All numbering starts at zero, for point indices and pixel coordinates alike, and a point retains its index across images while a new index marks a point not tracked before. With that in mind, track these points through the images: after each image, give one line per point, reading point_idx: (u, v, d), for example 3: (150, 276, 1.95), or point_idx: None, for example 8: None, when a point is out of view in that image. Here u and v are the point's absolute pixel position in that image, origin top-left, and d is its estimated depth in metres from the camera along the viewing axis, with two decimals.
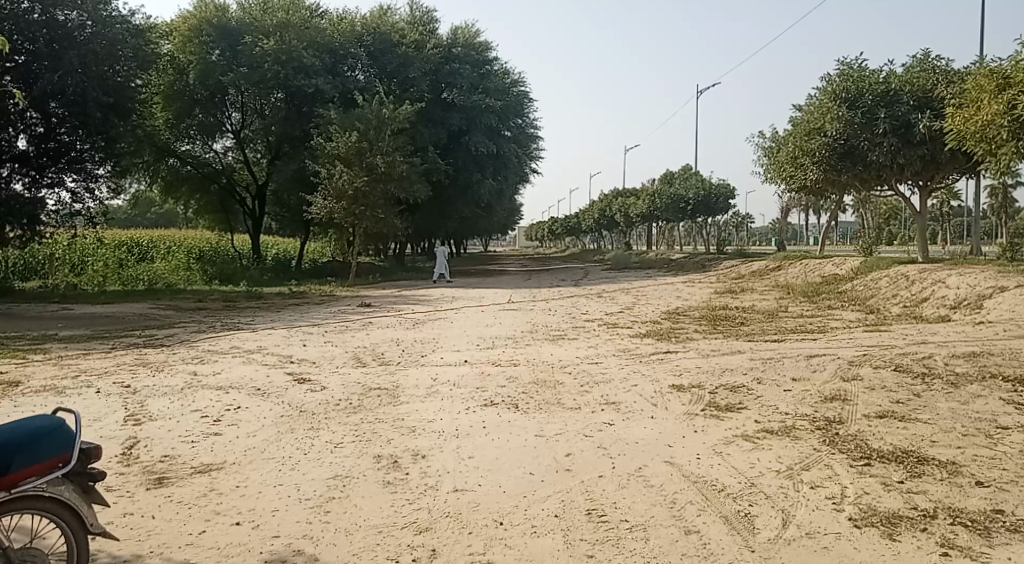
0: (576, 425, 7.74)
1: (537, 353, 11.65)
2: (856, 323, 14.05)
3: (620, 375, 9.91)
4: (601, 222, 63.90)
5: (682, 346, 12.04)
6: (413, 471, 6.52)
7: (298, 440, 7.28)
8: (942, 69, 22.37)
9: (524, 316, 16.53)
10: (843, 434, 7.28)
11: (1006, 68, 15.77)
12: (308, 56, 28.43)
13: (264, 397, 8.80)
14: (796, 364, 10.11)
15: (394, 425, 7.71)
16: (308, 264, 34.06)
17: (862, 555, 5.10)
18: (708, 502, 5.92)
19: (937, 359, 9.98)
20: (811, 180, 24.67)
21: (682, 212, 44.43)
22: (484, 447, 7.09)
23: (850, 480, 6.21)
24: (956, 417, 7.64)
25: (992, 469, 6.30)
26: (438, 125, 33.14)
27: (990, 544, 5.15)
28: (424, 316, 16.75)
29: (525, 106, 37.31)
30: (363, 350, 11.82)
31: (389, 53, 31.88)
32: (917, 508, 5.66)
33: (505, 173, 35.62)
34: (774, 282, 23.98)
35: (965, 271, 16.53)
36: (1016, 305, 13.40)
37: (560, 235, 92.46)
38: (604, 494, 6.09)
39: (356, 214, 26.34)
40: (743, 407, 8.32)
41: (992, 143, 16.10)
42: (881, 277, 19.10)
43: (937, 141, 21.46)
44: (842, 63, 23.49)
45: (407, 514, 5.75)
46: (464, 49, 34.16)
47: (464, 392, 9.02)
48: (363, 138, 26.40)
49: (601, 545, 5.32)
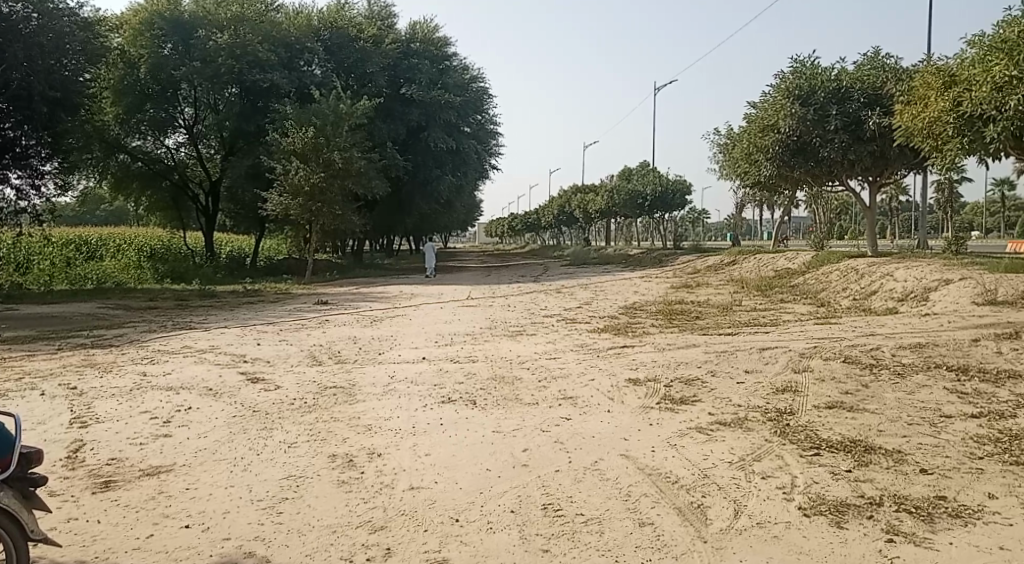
0: (534, 420, 7.76)
1: (496, 349, 11.67)
2: (807, 316, 14.33)
3: (577, 370, 9.98)
4: (561, 218, 64.23)
5: (640, 340, 12.12)
6: (369, 470, 6.47)
7: (250, 440, 7.19)
8: (891, 67, 22.98)
9: (482, 313, 16.49)
10: (794, 425, 7.41)
11: (953, 66, 16.48)
12: (263, 50, 27.99)
13: (216, 397, 8.67)
14: (749, 356, 10.26)
15: (350, 424, 7.64)
16: (263, 261, 33.62)
17: (810, 544, 5.19)
18: (662, 494, 5.99)
19: (884, 350, 10.21)
20: (765, 176, 25.08)
21: (640, 208, 44.85)
22: (441, 444, 7.06)
23: (800, 469, 6.32)
24: (902, 407, 7.84)
25: (936, 457, 6.46)
26: (396, 122, 32.91)
27: (933, 529, 5.28)
28: (383, 312, 16.70)
29: (485, 101, 37.25)
30: (319, 349, 11.70)
31: (346, 48, 31.52)
32: (864, 496, 5.79)
33: (465, 170, 35.59)
34: (729, 276, 24.30)
35: (912, 264, 16.95)
36: (961, 297, 13.76)
37: (520, 231, 92.51)
38: (560, 488, 6.11)
39: (312, 211, 26.08)
40: (698, 399, 8.43)
41: (938, 140, 16.50)
42: (832, 271, 19.47)
43: (887, 137, 22.03)
44: (795, 61, 23.92)
45: (362, 513, 5.70)
46: (422, 45, 34.10)
47: (422, 390, 8.99)
48: (320, 135, 26.11)
49: (557, 539, 5.34)
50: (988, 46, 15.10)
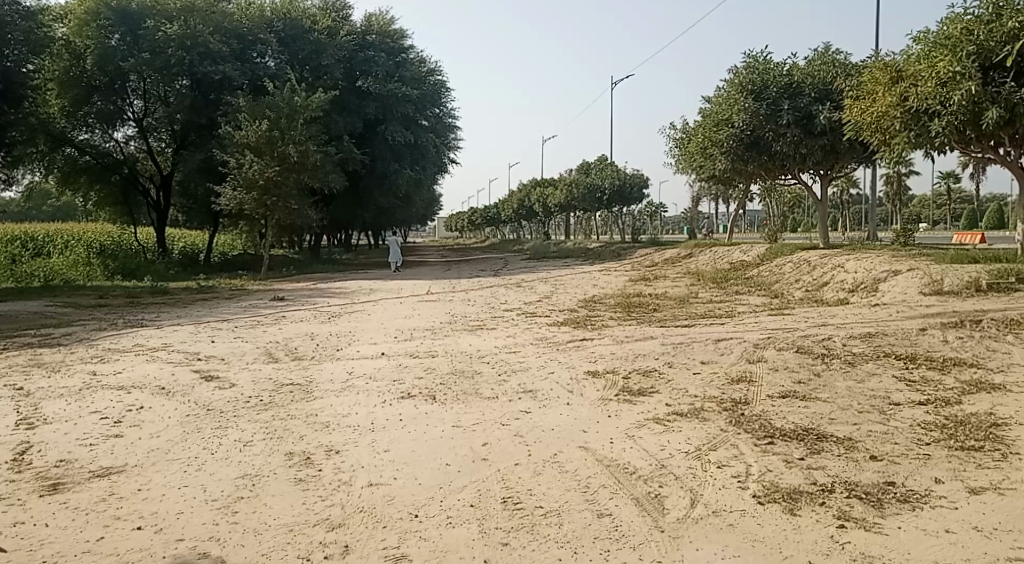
0: (493, 414, 7.76)
1: (455, 343, 11.66)
2: (762, 307, 14.57)
3: (537, 363, 10.01)
4: (521, 212, 64.29)
5: (598, 333, 12.20)
6: (326, 467, 6.41)
7: (204, 439, 7.07)
8: (840, 63, 23.44)
9: (442, 307, 16.43)
10: (748, 414, 7.53)
11: (900, 62, 16.81)
12: (214, 41, 27.48)
13: (169, 396, 8.51)
14: (705, 348, 10.39)
15: (307, 422, 7.56)
16: (217, 257, 33.07)
17: (765, 531, 5.29)
18: (621, 484, 6.04)
19: (835, 340, 10.42)
20: (719, 170, 25.38)
21: (598, 202, 45.07)
22: (400, 440, 7.02)
23: (755, 458, 6.42)
24: (853, 395, 8.01)
25: (885, 443, 6.62)
26: (353, 115, 32.57)
27: (882, 514, 5.41)
28: (341, 308, 16.55)
29: (443, 95, 37.06)
30: (275, 345, 11.55)
31: (300, 39, 31.09)
32: (816, 483, 5.90)
33: (423, 164, 35.42)
34: (686, 269, 24.57)
35: (862, 255, 17.33)
36: (908, 287, 14.10)
37: (479, 225, 92.42)
38: (520, 482, 6.12)
39: (267, 205, 25.74)
40: (655, 390, 8.52)
41: (886, 135, 16.87)
42: (785, 262, 19.81)
43: (837, 131, 22.49)
44: (748, 56, 24.25)
45: (320, 511, 5.65)
46: (379, 37, 33.77)
47: (382, 385, 8.92)
48: (274, 128, 25.76)
49: (517, 532, 5.36)
50: (932, 42, 15.48)
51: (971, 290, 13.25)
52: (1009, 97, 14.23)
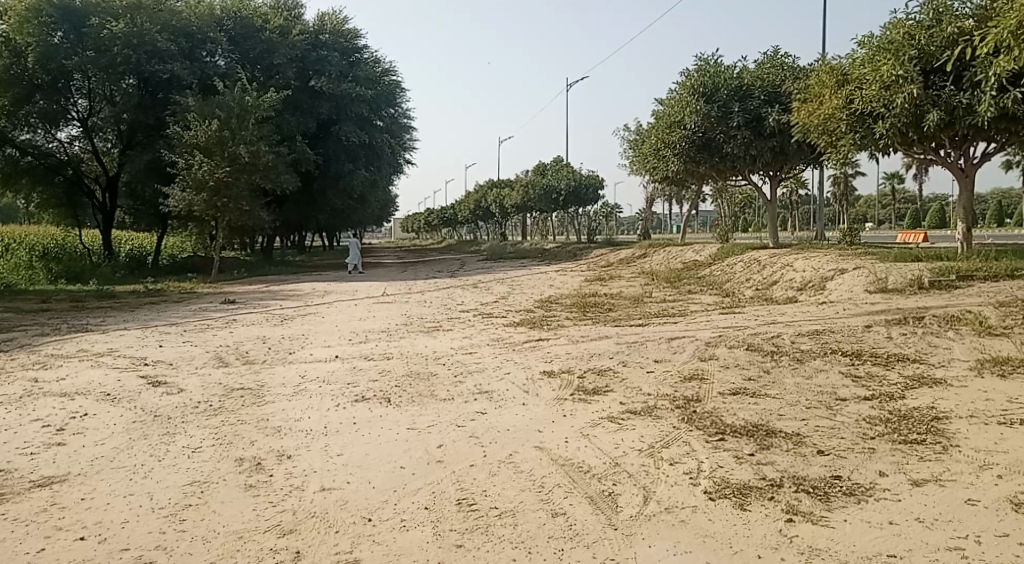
0: (448, 416, 7.73)
1: (410, 345, 11.60)
2: (714, 306, 14.79)
3: (492, 364, 10.00)
4: (478, 212, 64.24)
5: (554, 333, 12.24)
6: (277, 473, 6.32)
7: (151, 446, 6.91)
8: (789, 66, 23.92)
9: (397, 309, 16.33)
10: (700, 411, 7.62)
11: (845, 65, 17.21)
12: (162, 40, 26.88)
13: (115, 402, 8.31)
14: (658, 346, 10.50)
15: (258, 427, 7.44)
16: (166, 260, 32.41)
17: (716, 526, 5.36)
18: (575, 483, 6.07)
19: (785, 337, 10.62)
20: (672, 171, 25.69)
21: (554, 202, 45.26)
22: (353, 444, 6.95)
23: (706, 455, 6.51)
24: (801, 391, 8.17)
25: (832, 438, 6.76)
26: (306, 115, 32.18)
27: (829, 508, 5.53)
28: (294, 311, 16.35)
29: (398, 95, 36.85)
30: (225, 349, 11.37)
31: (251, 38, 30.60)
32: (765, 478, 6.00)
33: (378, 164, 35.19)
34: (640, 269, 24.80)
35: (810, 255, 17.68)
36: (855, 285, 14.42)
37: (436, 226, 92.09)
38: (475, 483, 6.11)
39: (218, 206, 25.32)
40: (609, 389, 8.58)
41: (832, 136, 17.24)
42: (736, 262, 20.12)
43: (786, 133, 22.97)
44: (699, 59, 24.55)
45: (271, 517, 5.57)
46: (333, 36, 33.45)
47: (335, 389, 8.84)
48: (225, 128, 25.34)
49: (471, 534, 5.35)
50: (876, 46, 15.87)
51: (914, 287, 13.58)
52: (949, 100, 14.67)
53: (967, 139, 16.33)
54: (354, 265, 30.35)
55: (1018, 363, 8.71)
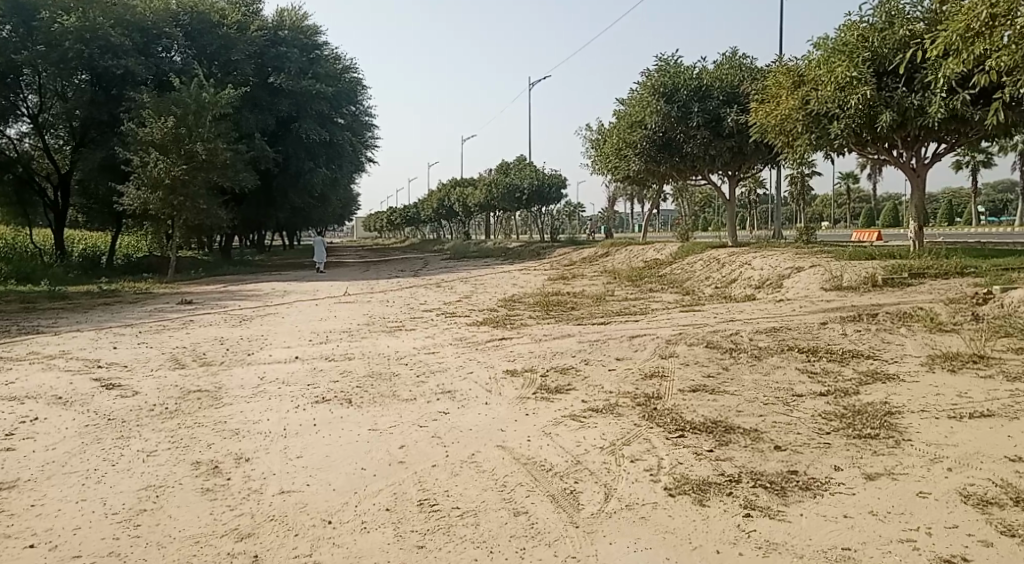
0: (410, 416, 7.70)
1: (372, 345, 11.52)
2: (675, 304, 14.94)
3: (455, 364, 9.98)
4: (441, 211, 64.09)
5: (517, 332, 12.25)
6: (235, 476, 6.23)
7: (105, 450, 6.77)
8: (747, 67, 24.21)
9: (359, 309, 16.21)
10: (660, 408, 7.69)
11: (802, 67, 17.48)
12: (116, 35, 26.24)
13: (67, 406, 8.12)
14: (620, 344, 10.57)
15: (216, 429, 7.34)
16: (121, 259, 31.76)
17: (676, 522, 5.42)
18: (537, 482, 6.08)
19: (743, 335, 10.77)
20: (634, 171, 25.91)
21: (517, 202, 45.32)
22: (313, 446, 6.88)
23: (666, 451, 6.57)
24: (759, 387, 8.29)
25: (789, 433, 6.88)
26: (265, 112, 31.75)
27: (785, 502, 5.62)
28: (253, 311, 16.13)
29: (359, 92, 36.54)
30: (182, 351, 11.18)
31: (208, 34, 29.92)
32: (724, 474, 6.08)
33: (338, 163, 34.93)
34: (602, 268, 24.96)
35: (768, 253, 17.95)
36: (811, 283, 14.67)
37: (398, 225, 91.62)
38: (437, 483, 6.09)
39: (174, 205, 24.88)
40: (572, 387, 8.62)
41: (789, 137, 17.50)
42: (696, 261, 20.35)
43: (744, 133, 23.28)
44: (659, 59, 24.72)
45: (228, 521, 5.49)
46: (292, 33, 33.07)
47: (295, 390, 8.75)
48: (181, 125, 24.90)
49: (433, 534, 5.33)
50: (832, 48, 16.14)
51: (869, 285, 13.86)
52: (902, 102, 14.97)
53: (919, 140, 16.71)
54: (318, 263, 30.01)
55: (967, 359, 8.93)
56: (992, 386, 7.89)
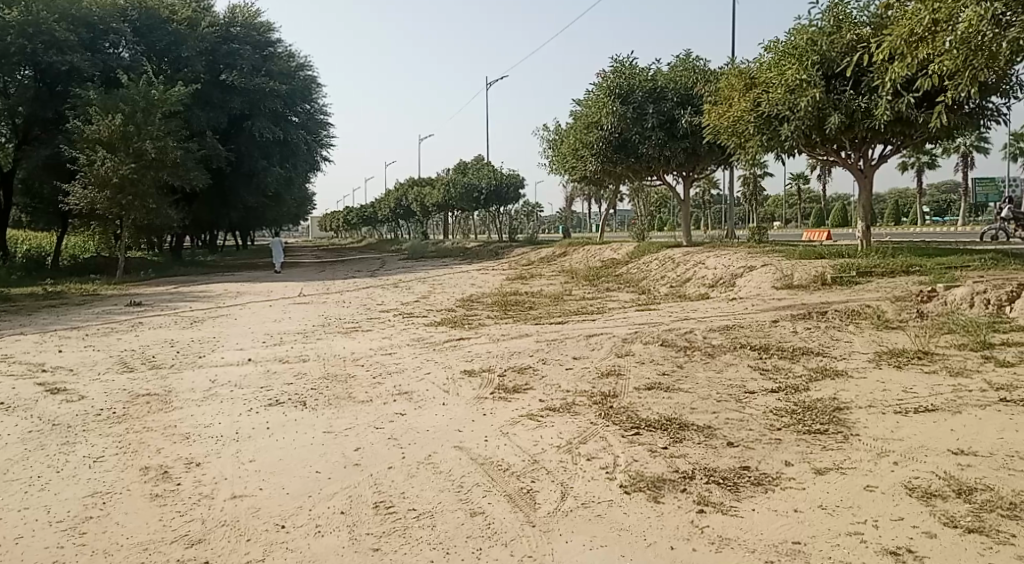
0: (366, 418, 7.63)
1: (327, 346, 11.39)
2: (631, 303, 15.07)
3: (412, 365, 9.92)
4: (398, 211, 63.72)
5: (474, 332, 12.23)
6: (186, 481, 6.11)
7: (48, 457, 6.59)
8: (700, 69, 24.48)
9: (314, 310, 16.03)
10: (616, 406, 7.76)
11: (753, 69, 17.74)
12: (61, 30, 25.51)
13: (8, 412, 7.86)
14: (576, 343, 10.63)
15: (166, 434, 7.19)
16: (67, 261, 30.93)
17: (630, 520, 5.46)
18: (494, 482, 6.08)
19: (697, 333, 10.90)
20: (590, 171, 26.11)
21: (475, 201, 45.27)
22: (267, 449, 6.78)
23: (622, 449, 6.62)
24: (712, 385, 8.40)
25: (741, 429, 6.98)
26: (217, 109, 31.21)
27: (738, 498, 5.70)
28: (204, 313, 15.83)
29: (313, 90, 36.11)
30: (131, 354, 10.93)
31: (158, 30, 29.32)
32: (679, 471, 6.14)
33: (293, 161, 34.58)
34: (560, 267, 25.07)
35: (721, 253, 18.19)
36: (762, 282, 14.92)
37: (354, 224, 90.81)
38: (393, 485, 6.05)
39: (122, 204, 24.35)
40: (529, 387, 8.64)
41: (741, 138, 17.78)
42: (651, 260, 20.56)
43: (697, 135, 23.55)
44: (615, 61, 24.89)
45: (178, 527, 5.39)
46: (244, 29, 32.50)
47: (248, 392, 8.62)
48: (129, 122, 24.38)
49: (388, 537, 5.29)
50: (782, 51, 16.44)
51: (818, 283, 14.15)
52: (849, 104, 15.33)
53: (866, 142, 17.11)
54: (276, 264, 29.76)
55: (913, 355, 9.17)
56: (936, 380, 8.13)
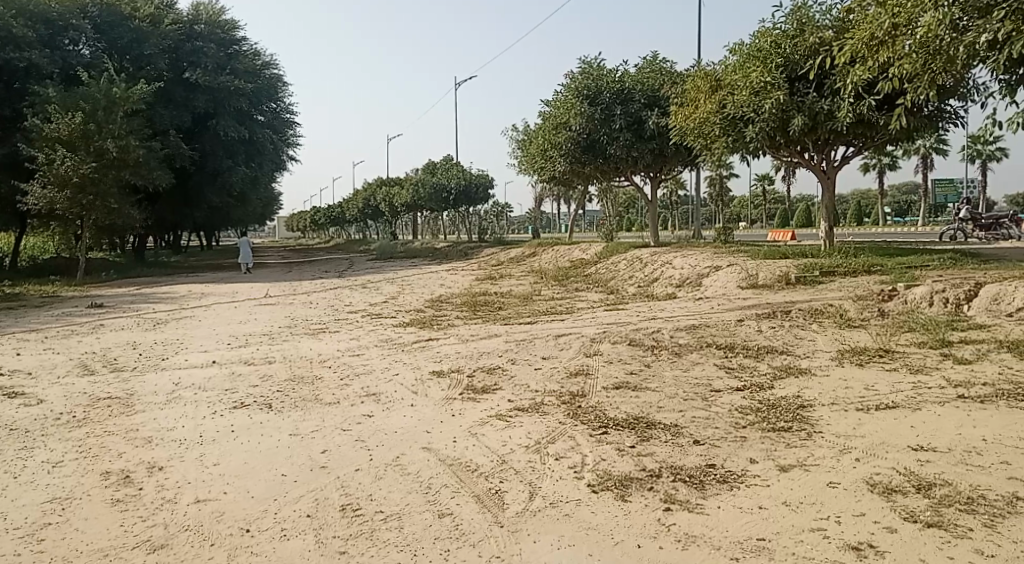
0: (334, 420, 7.58)
1: (293, 348, 11.29)
2: (599, 303, 15.15)
3: (380, 366, 9.86)
4: (367, 211, 63.35)
5: (443, 332, 12.20)
6: (148, 486, 6.01)
7: (5, 462, 6.45)
8: (667, 71, 24.65)
9: (281, 311, 15.87)
10: (585, 406, 7.78)
11: (718, 71, 17.92)
12: (18, 26, 24.95)
13: None
14: (545, 343, 10.65)
15: (127, 437, 7.07)
16: (25, 262, 30.26)
17: (598, 519, 5.48)
18: (462, 483, 6.06)
19: (665, 332, 10.98)
20: (559, 171, 26.20)
21: (444, 202, 45.16)
22: (231, 453, 6.70)
23: (590, 448, 6.64)
24: (679, 384, 8.47)
25: (707, 428, 7.05)
26: (180, 107, 30.76)
27: (704, 495, 5.75)
28: (168, 315, 15.59)
29: (279, 89, 35.76)
30: (92, 356, 10.73)
31: (119, 27, 28.81)
32: (646, 470, 6.18)
33: (259, 161, 34.24)
34: (529, 267, 25.13)
35: (688, 253, 18.35)
36: (728, 282, 15.08)
37: (322, 224, 90.08)
38: (360, 487, 6.01)
39: (83, 204, 23.90)
40: (498, 387, 8.64)
41: (707, 139, 17.94)
42: (620, 260, 20.69)
43: (664, 136, 23.71)
44: (583, 62, 25.01)
45: (139, 532, 5.31)
46: (208, 27, 32.08)
47: (212, 395, 8.50)
48: (89, 120, 23.94)
49: (355, 539, 5.26)
50: (747, 53, 16.63)
51: (782, 283, 14.33)
52: (812, 106, 15.54)
53: (829, 144, 17.36)
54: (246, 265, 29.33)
55: (875, 353, 9.32)
56: (896, 378, 8.27)
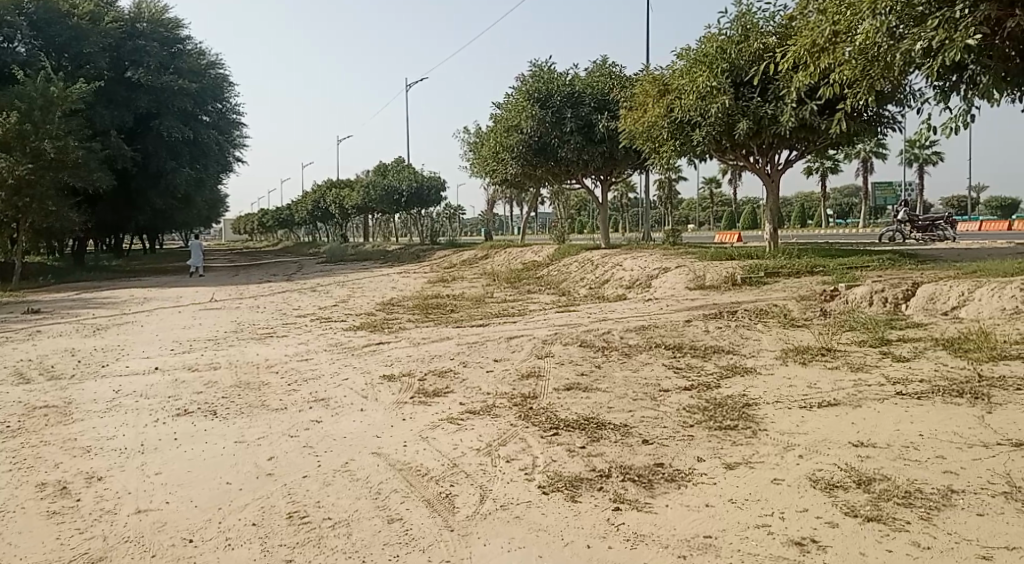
0: (281, 426, 7.46)
1: (240, 353, 11.09)
2: (551, 304, 15.23)
3: (330, 370, 9.75)
4: (317, 213, 62.60)
5: (394, 336, 12.12)
6: (86, 497, 5.84)
7: None
8: (616, 75, 24.86)
9: (228, 316, 15.59)
10: (536, 408, 7.79)
11: (666, 76, 18.15)
12: None
13: None
14: (496, 346, 10.66)
15: (65, 447, 6.87)
16: None
17: (548, 520, 5.49)
18: (412, 487, 6.02)
19: (615, 333, 11.08)
20: (511, 173, 26.26)
21: (395, 204, 44.85)
22: (175, 461, 6.54)
23: (541, 450, 6.66)
24: (629, 384, 8.54)
25: (656, 428, 7.11)
26: (121, 107, 30.00)
27: (652, 494, 5.80)
28: (109, 320, 15.18)
29: (225, 89, 35.12)
30: (28, 364, 10.39)
31: (56, 24, 27.83)
32: (595, 470, 6.22)
33: (205, 162, 33.60)
34: (482, 270, 25.12)
35: (638, 255, 18.56)
36: (677, 282, 15.28)
37: (271, 227, 88.79)
38: (307, 494, 5.92)
39: (19, 206, 23.26)
40: (449, 390, 8.60)
41: (656, 143, 18.16)
42: (571, 262, 20.82)
43: (614, 139, 23.90)
44: (533, 65, 25.10)
45: (76, 546, 5.16)
46: (151, 26, 31.40)
47: (154, 403, 8.29)
48: (26, 120, 23.20)
49: (302, 547, 5.18)
50: (693, 58, 16.85)
51: (729, 284, 14.58)
52: (756, 111, 15.84)
53: (773, 147, 17.71)
54: (195, 266, 28.74)
55: (817, 352, 9.52)
56: (838, 376, 8.45)
